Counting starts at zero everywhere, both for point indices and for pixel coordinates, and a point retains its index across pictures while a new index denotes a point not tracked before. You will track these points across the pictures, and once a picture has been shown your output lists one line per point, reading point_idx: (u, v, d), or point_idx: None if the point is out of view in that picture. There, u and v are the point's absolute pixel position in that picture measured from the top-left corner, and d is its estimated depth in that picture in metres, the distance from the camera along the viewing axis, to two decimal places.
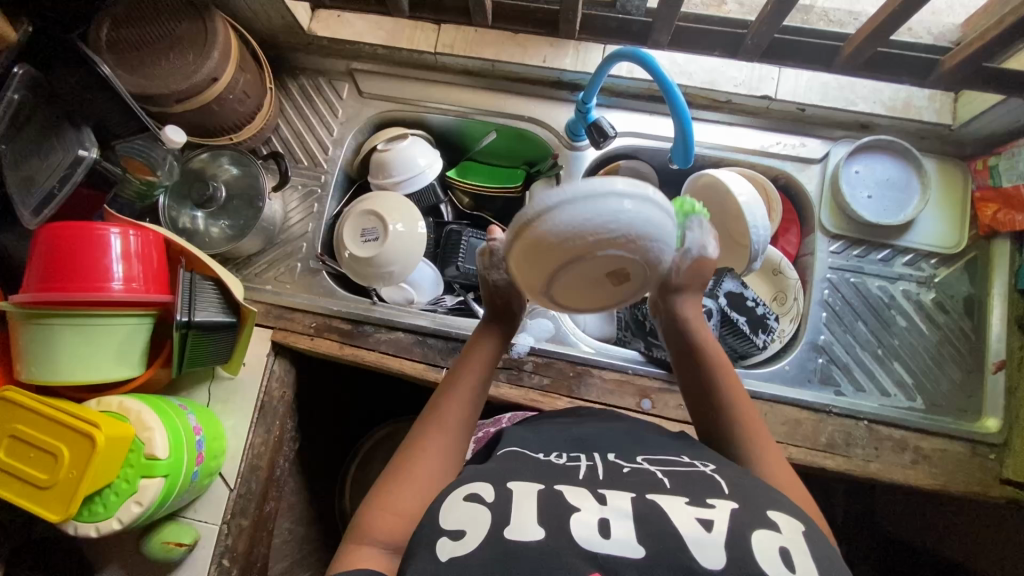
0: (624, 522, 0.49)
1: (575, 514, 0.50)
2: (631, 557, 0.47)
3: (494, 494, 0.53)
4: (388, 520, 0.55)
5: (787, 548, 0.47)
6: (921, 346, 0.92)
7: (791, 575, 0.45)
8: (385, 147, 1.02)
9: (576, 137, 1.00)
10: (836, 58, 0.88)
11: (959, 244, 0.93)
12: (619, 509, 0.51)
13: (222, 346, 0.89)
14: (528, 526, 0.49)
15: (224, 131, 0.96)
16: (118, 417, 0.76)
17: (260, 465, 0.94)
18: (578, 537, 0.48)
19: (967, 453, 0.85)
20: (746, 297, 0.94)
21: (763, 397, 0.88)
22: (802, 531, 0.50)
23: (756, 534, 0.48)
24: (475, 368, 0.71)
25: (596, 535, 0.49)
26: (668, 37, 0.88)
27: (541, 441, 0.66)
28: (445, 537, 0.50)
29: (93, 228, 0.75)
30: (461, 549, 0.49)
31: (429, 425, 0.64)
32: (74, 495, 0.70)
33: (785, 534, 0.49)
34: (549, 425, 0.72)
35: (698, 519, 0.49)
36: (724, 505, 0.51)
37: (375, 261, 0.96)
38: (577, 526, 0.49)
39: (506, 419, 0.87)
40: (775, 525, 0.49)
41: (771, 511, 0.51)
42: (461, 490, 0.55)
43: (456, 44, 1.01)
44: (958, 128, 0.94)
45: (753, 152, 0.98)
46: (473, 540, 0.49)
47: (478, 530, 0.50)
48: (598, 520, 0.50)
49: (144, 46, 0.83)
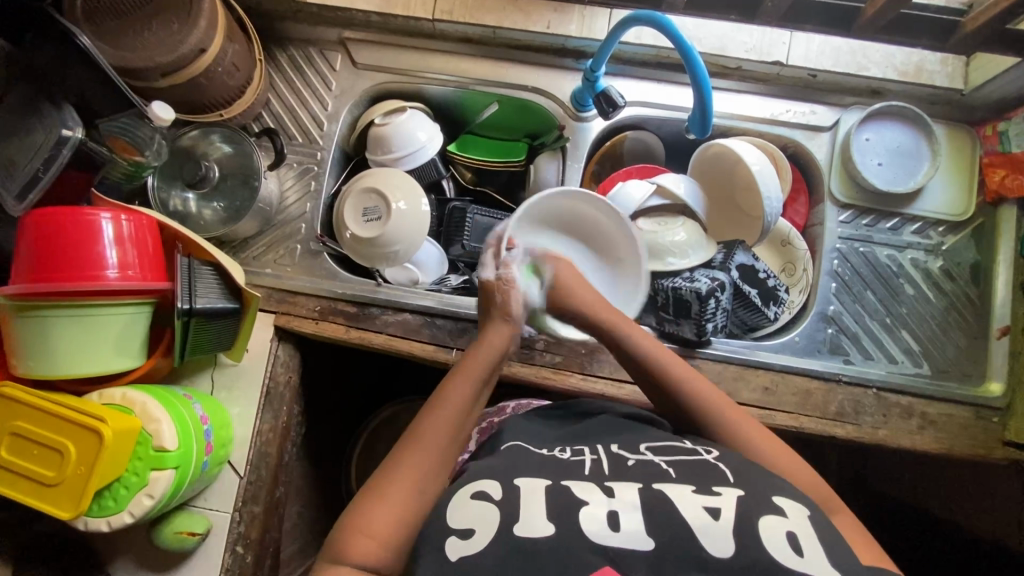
0: (633, 515, 0.51)
1: (584, 507, 0.52)
2: (641, 550, 0.48)
3: (502, 491, 0.54)
4: (361, 544, 0.51)
5: (793, 533, 0.49)
6: (928, 313, 0.92)
7: (799, 558, 0.47)
8: (383, 121, 0.98)
9: (583, 107, 0.98)
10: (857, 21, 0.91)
11: (967, 211, 0.93)
12: (630, 503, 0.52)
13: (224, 332, 0.86)
14: (537, 522, 0.50)
15: (213, 106, 0.90)
16: (123, 409, 0.73)
17: (270, 452, 0.93)
18: (588, 531, 0.49)
19: (971, 417, 0.87)
20: (758, 269, 0.91)
21: (773, 367, 0.89)
22: (809, 516, 0.51)
23: (764, 519, 0.49)
24: (468, 377, 0.66)
25: (605, 529, 0.50)
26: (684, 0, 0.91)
27: (548, 432, 0.67)
28: (453, 536, 0.50)
29: (82, 212, 0.71)
30: (472, 548, 0.49)
31: (411, 444, 0.59)
32: (84, 491, 0.68)
33: (792, 518, 0.50)
34: (559, 411, 0.73)
35: (705, 508, 0.50)
36: (730, 492, 0.52)
37: (379, 241, 0.93)
38: (586, 519, 0.50)
39: (511, 408, 0.86)
40: (781, 511, 0.51)
41: (777, 497, 0.52)
42: (467, 487, 0.55)
43: (455, 10, 0.97)
44: (970, 93, 0.92)
45: (763, 121, 0.96)
46: (483, 540, 0.49)
47: (488, 527, 0.50)
48: (607, 513, 0.51)
49: (125, 15, 0.77)
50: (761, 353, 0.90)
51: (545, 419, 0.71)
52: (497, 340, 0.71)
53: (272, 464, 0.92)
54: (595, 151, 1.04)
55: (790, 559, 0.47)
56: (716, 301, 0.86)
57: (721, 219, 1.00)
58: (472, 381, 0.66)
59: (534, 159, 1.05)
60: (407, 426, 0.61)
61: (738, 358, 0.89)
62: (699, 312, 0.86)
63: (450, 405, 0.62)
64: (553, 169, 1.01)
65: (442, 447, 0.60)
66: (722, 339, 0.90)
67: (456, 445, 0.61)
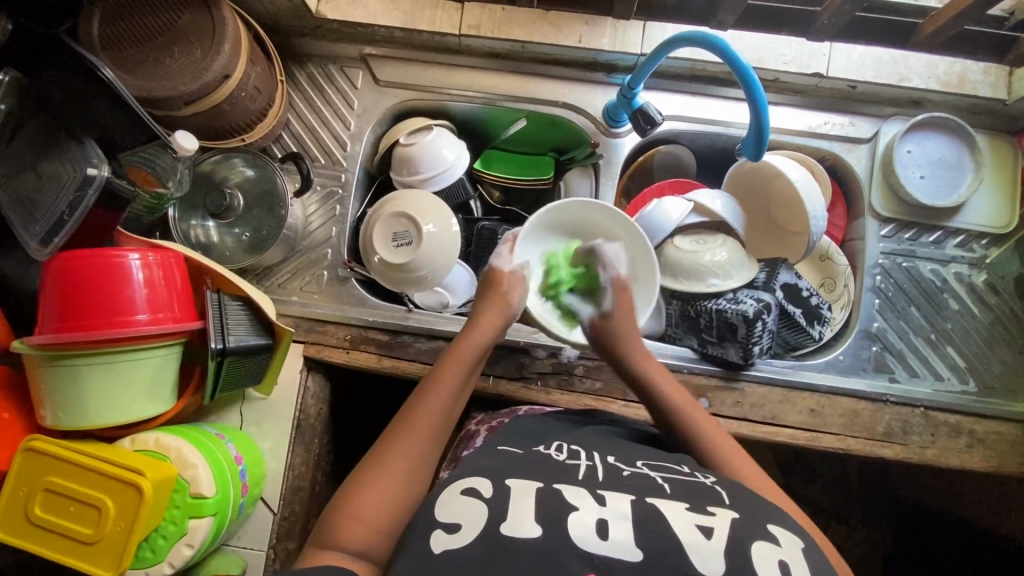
0: (623, 523, 0.48)
1: (573, 512, 0.49)
2: (629, 560, 0.46)
3: (492, 488, 0.52)
4: (353, 529, 0.53)
5: (785, 561, 0.47)
6: (974, 328, 0.91)
7: None
8: (408, 140, 0.94)
9: (616, 123, 0.95)
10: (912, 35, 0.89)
11: (1011, 223, 0.92)
12: (620, 512, 0.49)
13: (256, 369, 0.83)
14: (523, 522, 0.48)
15: (234, 131, 0.87)
16: (157, 456, 0.71)
17: (303, 486, 0.90)
18: (574, 536, 0.47)
19: (1019, 434, 0.86)
20: (801, 287, 0.89)
21: (820, 390, 0.87)
22: (803, 548, 0.49)
23: (754, 547, 0.47)
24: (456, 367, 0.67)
25: (592, 535, 0.47)
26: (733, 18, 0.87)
27: (546, 438, 0.67)
28: (440, 529, 0.49)
29: (110, 254, 0.67)
30: (456, 543, 0.47)
31: (399, 430, 0.60)
32: (126, 549, 0.65)
33: (784, 547, 0.48)
34: (567, 421, 0.74)
35: (698, 526, 0.48)
36: (724, 513, 0.50)
37: (409, 267, 0.90)
38: (574, 523, 0.48)
39: (522, 409, 0.83)
40: (774, 538, 0.49)
41: (770, 526, 0.50)
42: (458, 483, 0.53)
43: (482, 24, 0.93)
44: (1012, 103, 0.90)
45: (801, 133, 0.94)
46: (468, 533, 0.48)
47: (474, 522, 0.49)
48: (596, 520, 0.48)
49: (144, 41, 0.73)
50: (806, 375, 0.88)
51: (542, 426, 0.71)
52: (490, 329, 0.72)
53: (304, 499, 0.90)
54: (626, 167, 1.02)
55: None
56: (763, 323, 0.84)
57: (760, 237, 0.98)
58: (463, 369, 0.67)
59: (565, 176, 1.03)
60: (397, 411, 0.63)
61: (780, 379, 0.87)
62: (746, 336, 0.84)
63: (437, 395, 0.64)
64: (585, 187, 1.00)
65: (429, 432, 0.61)
66: (765, 360, 0.88)
67: (444, 433, 0.63)
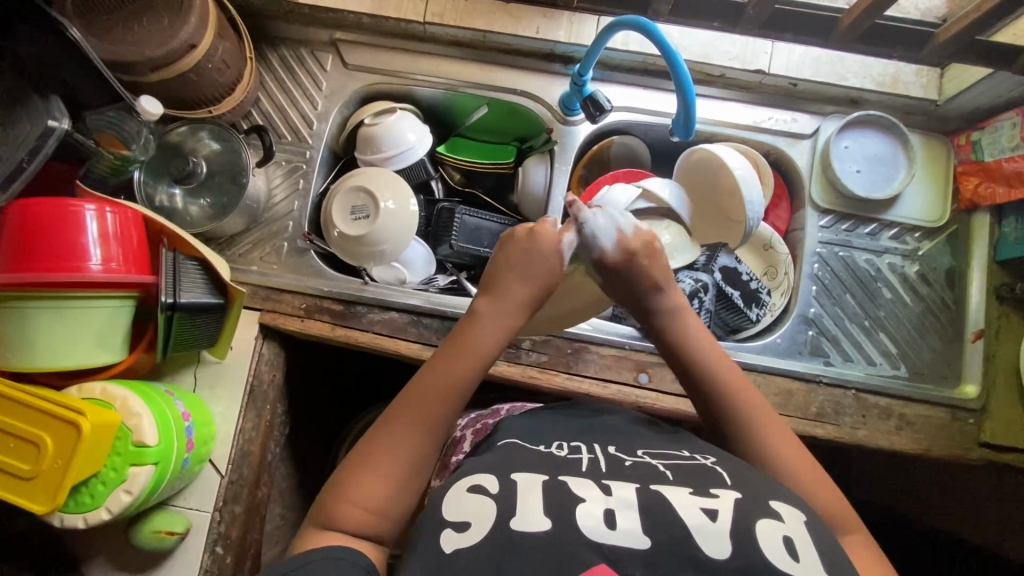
0: (629, 513, 0.48)
1: (581, 504, 0.49)
2: (636, 548, 0.46)
3: (498, 484, 0.51)
4: (352, 511, 0.54)
5: (789, 537, 0.47)
6: (906, 317, 0.94)
7: (794, 563, 0.45)
8: (373, 121, 0.99)
9: (570, 111, 0.99)
10: (833, 32, 0.92)
11: (943, 217, 0.96)
12: (626, 500, 0.49)
13: (209, 328, 0.85)
14: (533, 516, 0.47)
15: (203, 103, 0.91)
16: (103, 404, 0.73)
17: (252, 450, 0.91)
18: (584, 527, 0.46)
19: (947, 418, 0.89)
20: (741, 273, 0.94)
21: (756, 369, 0.90)
22: (805, 520, 0.49)
23: (759, 523, 0.47)
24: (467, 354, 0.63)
25: (602, 526, 0.47)
26: (668, 7, 0.92)
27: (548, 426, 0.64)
28: (448, 528, 0.48)
29: (68, 204, 0.71)
30: (466, 541, 0.47)
31: (404, 417, 0.59)
32: (61, 485, 0.67)
33: (788, 522, 0.48)
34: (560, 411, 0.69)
35: (702, 509, 0.48)
36: (726, 494, 0.50)
37: (366, 239, 0.94)
38: (582, 515, 0.47)
39: (503, 411, 0.84)
40: (777, 514, 0.49)
41: (773, 501, 0.50)
42: (463, 480, 0.52)
43: (446, 13, 0.98)
44: (944, 103, 0.95)
45: (745, 127, 0.98)
46: (475, 534, 0.47)
47: (483, 520, 0.48)
48: (603, 510, 0.48)
49: (116, 9, 0.78)
50: (743, 355, 0.91)
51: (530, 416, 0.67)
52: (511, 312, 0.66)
53: (254, 463, 0.91)
54: (581, 157, 1.06)
55: (784, 561, 0.45)
56: (699, 301, 0.90)
57: (706, 225, 1.01)
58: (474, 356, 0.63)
59: (524, 162, 1.05)
60: (400, 396, 0.61)
61: None
62: None
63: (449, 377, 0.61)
64: (541, 172, 1.02)
65: (434, 420, 0.60)
66: None
67: (449, 418, 0.61)
